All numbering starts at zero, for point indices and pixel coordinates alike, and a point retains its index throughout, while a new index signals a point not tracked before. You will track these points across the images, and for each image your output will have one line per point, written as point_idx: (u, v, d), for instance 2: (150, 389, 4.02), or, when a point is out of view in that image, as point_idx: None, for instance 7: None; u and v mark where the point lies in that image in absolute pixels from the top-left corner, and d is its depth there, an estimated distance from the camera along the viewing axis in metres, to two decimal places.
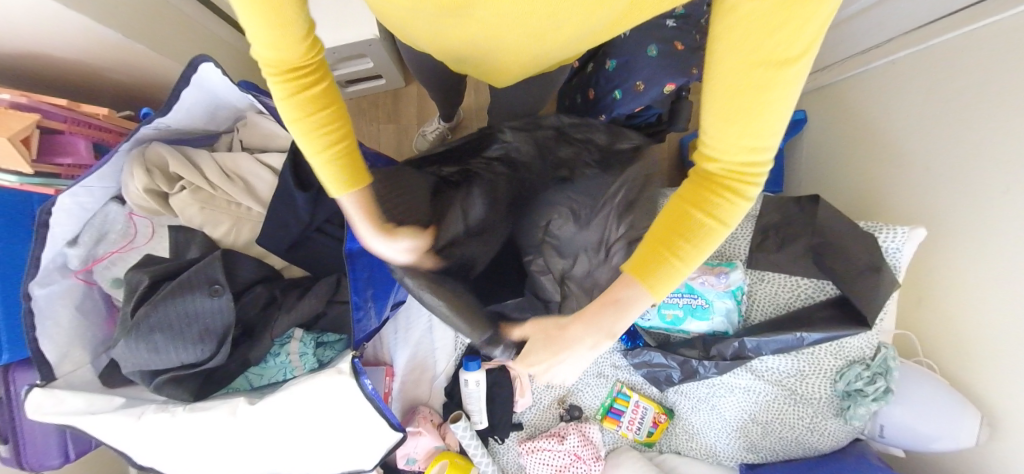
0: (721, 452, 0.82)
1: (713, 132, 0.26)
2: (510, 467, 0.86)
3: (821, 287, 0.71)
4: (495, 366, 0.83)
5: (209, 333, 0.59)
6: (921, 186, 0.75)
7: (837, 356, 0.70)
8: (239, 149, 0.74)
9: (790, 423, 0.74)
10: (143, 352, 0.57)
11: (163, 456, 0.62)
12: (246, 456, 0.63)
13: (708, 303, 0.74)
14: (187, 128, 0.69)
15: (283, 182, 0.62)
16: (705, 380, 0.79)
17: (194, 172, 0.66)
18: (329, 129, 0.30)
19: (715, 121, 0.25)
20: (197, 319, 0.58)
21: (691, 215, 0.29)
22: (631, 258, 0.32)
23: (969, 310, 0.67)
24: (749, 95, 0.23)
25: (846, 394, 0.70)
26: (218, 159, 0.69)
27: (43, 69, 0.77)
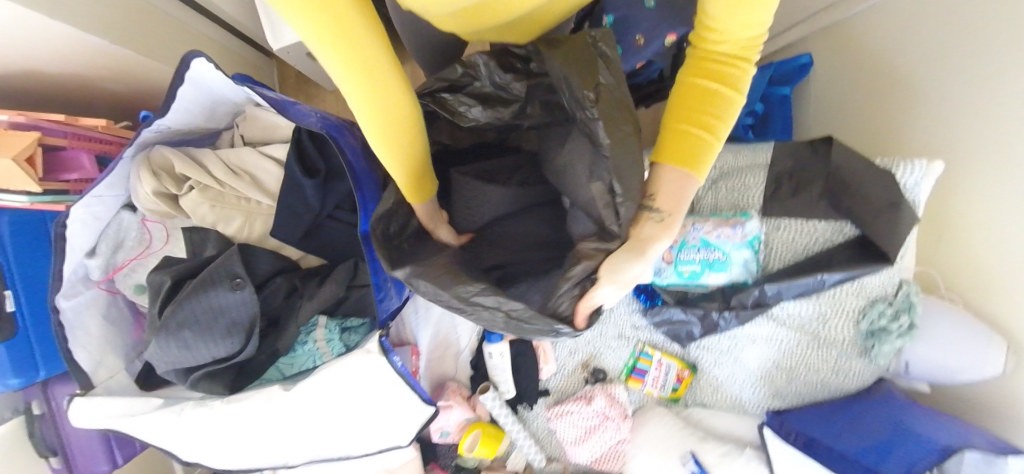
0: (747, 401, 0.83)
1: (723, 23, 0.32)
2: (541, 432, 0.89)
3: (839, 229, 0.70)
4: (516, 337, 0.84)
5: (237, 325, 0.60)
6: (936, 116, 0.73)
7: (858, 297, 0.70)
8: (241, 144, 0.73)
9: (814, 367, 0.75)
10: (176, 350, 0.58)
11: (209, 447, 0.65)
12: (287, 442, 0.65)
13: (725, 255, 0.73)
14: (186, 128, 0.68)
15: (290, 172, 0.62)
16: (727, 333, 0.80)
17: (200, 171, 0.65)
18: (406, 153, 0.39)
19: (725, 15, 0.32)
20: (224, 313, 0.59)
21: (704, 93, 0.37)
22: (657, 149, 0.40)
23: (991, 238, 0.66)
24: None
25: (869, 333, 0.70)
26: (221, 156, 0.69)
27: (36, 86, 0.77)
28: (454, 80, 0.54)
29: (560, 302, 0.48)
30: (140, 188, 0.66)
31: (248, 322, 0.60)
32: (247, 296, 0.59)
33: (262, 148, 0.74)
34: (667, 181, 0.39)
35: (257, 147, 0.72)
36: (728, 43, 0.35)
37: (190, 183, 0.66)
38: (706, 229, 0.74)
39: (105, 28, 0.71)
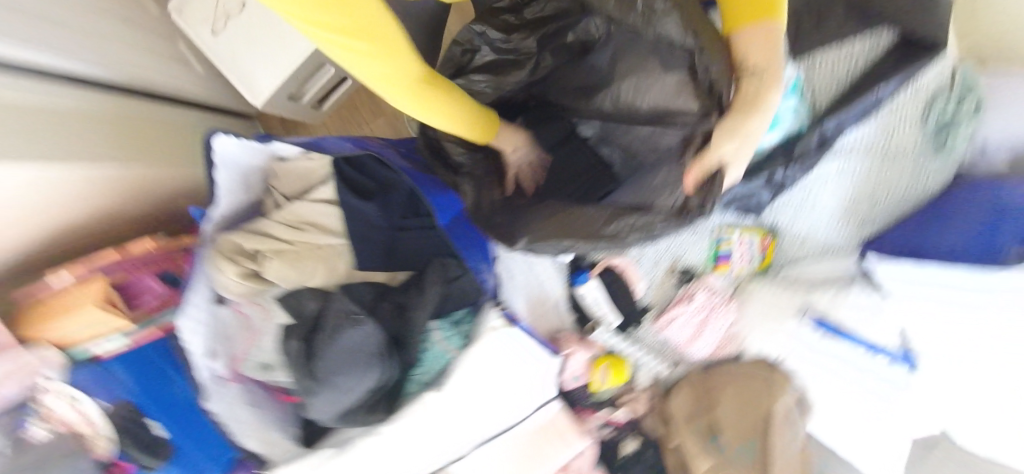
0: (836, 241, 0.85)
1: None
2: (656, 344, 0.94)
3: (877, 40, 0.68)
4: (604, 270, 0.87)
5: (376, 355, 0.61)
6: None
7: (916, 99, 0.69)
8: (286, 201, 0.74)
9: (894, 183, 0.75)
10: (335, 396, 0.61)
11: (394, 460, 0.75)
12: (453, 429, 0.75)
13: (773, 112, 0.72)
14: (235, 208, 0.70)
15: (351, 207, 0.66)
16: (797, 185, 0.80)
17: (270, 240, 0.68)
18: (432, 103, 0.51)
19: None
20: (360, 349, 0.60)
21: None
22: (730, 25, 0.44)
23: None
24: None
25: (939, 127, 0.69)
26: (278, 218, 0.70)
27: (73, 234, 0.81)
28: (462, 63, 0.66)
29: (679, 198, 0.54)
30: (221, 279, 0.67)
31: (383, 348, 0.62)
32: (371, 325, 0.61)
33: (304, 198, 0.75)
34: (753, 42, 0.42)
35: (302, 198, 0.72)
36: None
37: (264, 254, 0.68)
38: None
39: (110, 158, 0.73)
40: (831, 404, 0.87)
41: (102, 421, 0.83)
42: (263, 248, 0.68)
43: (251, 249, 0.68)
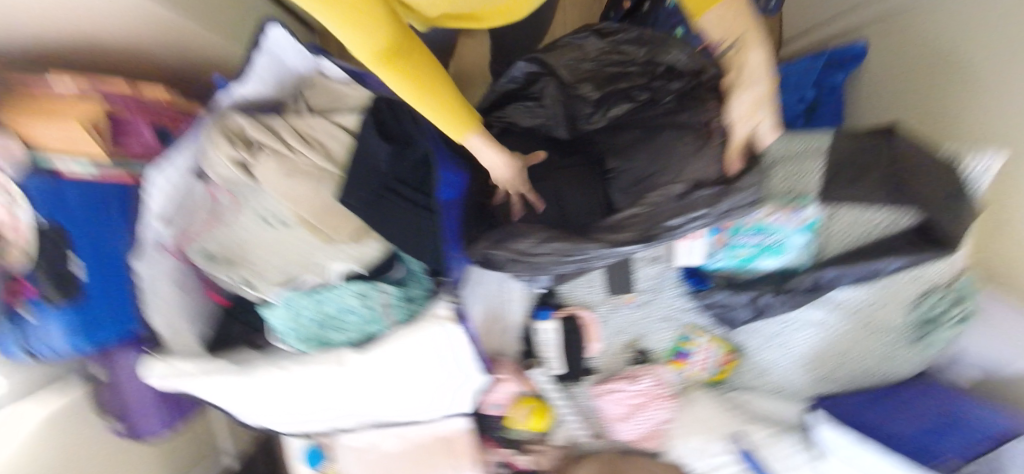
0: (790, 386, 0.84)
1: None
2: (585, 409, 0.92)
3: (898, 218, 0.68)
4: (566, 315, 0.87)
5: (577, 194, 0.68)
6: (997, 109, 0.70)
7: (915, 285, 0.70)
8: (307, 111, 0.71)
9: (864, 353, 0.76)
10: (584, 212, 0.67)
11: (270, 410, 0.70)
12: (336, 397, 0.67)
13: (782, 240, 0.74)
14: (264, 97, 0.71)
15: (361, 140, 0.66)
16: (778, 317, 0.82)
17: (270, 135, 0.66)
18: None
19: None
20: (569, 185, 0.69)
21: None
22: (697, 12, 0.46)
23: None
24: None
25: (925, 321, 0.71)
26: (292, 123, 0.69)
27: (63, 31, 0.80)
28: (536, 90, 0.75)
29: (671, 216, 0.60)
30: (213, 157, 0.67)
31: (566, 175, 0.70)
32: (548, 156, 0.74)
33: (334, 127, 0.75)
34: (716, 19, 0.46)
35: (324, 115, 0.71)
36: None
37: (259, 147, 0.66)
38: (762, 214, 0.74)
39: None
40: None
41: (31, 230, 0.78)
42: (260, 140, 0.66)
43: (250, 137, 0.67)
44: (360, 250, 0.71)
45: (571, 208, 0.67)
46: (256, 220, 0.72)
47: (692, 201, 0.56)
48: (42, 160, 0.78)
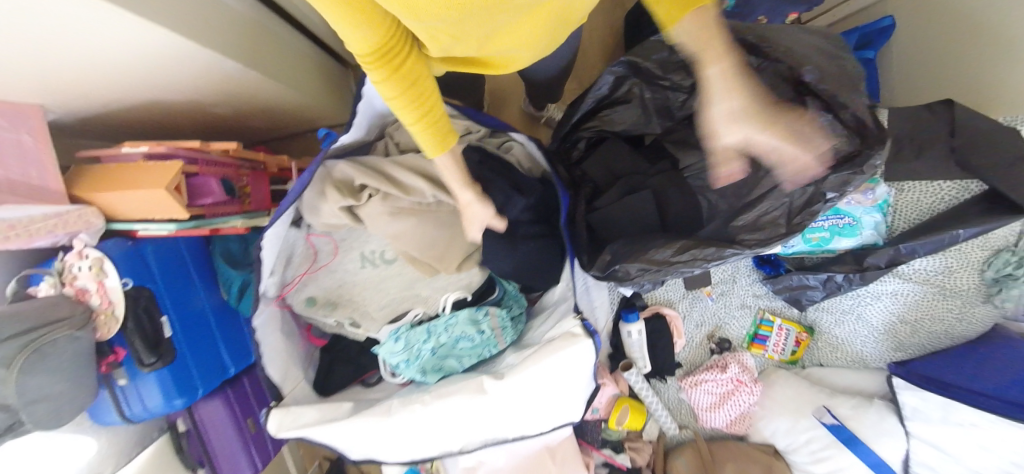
0: (868, 355, 0.90)
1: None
2: (672, 402, 0.99)
3: (966, 186, 0.74)
4: (651, 315, 0.93)
5: (683, 202, 0.76)
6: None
7: (983, 248, 0.73)
8: (397, 151, 0.79)
9: (939, 317, 0.80)
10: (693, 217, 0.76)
11: (387, 448, 0.69)
12: (463, 426, 0.68)
13: (855, 220, 0.80)
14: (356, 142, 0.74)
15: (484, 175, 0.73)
16: (850, 293, 0.86)
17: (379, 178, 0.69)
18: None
19: None
20: (673, 194, 0.76)
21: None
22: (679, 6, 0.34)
23: None
24: None
25: (995, 280, 0.73)
26: (390, 165, 0.72)
27: (121, 96, 0.80)
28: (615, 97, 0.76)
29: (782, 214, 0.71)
30: (321, 204, 0.69)
31: (667, 183, 0.77)
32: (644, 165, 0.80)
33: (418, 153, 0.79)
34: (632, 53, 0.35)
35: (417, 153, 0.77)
36: None
37: (368, 191, 0.69)
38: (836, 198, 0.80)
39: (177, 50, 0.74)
40: None
41: (122, 299, 0.78)
42: (370, 186, 0.69)
43: (357, 184, 0.70)
44: (466, 274, 0.76)
45: (679, 215, 0.76)
46: (360, 260, 0.77)
47: (809, 196, 0.67)
48: (125, 226, 0.82)
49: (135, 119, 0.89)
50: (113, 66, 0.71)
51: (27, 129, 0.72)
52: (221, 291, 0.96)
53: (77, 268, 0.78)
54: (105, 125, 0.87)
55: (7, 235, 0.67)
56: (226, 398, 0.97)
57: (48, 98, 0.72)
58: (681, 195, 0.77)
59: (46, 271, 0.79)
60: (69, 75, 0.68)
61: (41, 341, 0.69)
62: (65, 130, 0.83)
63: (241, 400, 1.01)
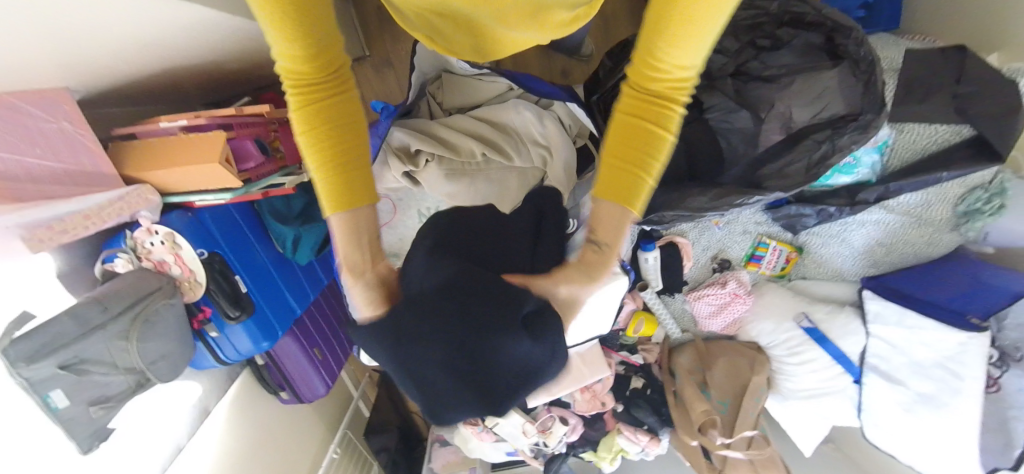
0: (845, 271, 1.06)
1: (625, 124, 0.38)
2: (678, 311, 1.18)
3: (957, 130, 0.82)
4: (666, 243, 1.05)
5: (709, 154, 0.83)
6: None
7: (961, 185, 0.85)
8: (442, 110, 0.85)
9: (912, 241, 0.96)
10: (721, 168, 0.84)
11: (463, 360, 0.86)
12: None
13: (856, 160, 0.87)
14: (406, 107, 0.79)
15: (527, 135, 0.79)
16: (840, 220, 0.98)
17: (434, 144, 0.75)
18: (627, 133, 0.38)
19: (625, 129, 0.38)
20: (700, 142, 0.83)
21: (632, 154, 0.39)
22: (610, 176, 0.40)
23: None
24: (638, 117, 0.38)
25: (965, 213, 0.87)
26: (443, 129, 0.78)
27: (142, 62, 0.77)
28: None
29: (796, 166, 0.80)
30: (386, 171, 0.77)
31: (700, 135, 0.83)
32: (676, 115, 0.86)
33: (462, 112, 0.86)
34: (608, 216, 0.41)
35: (463, 113, 0.83)
36: (666, 76, 0.35)
37: (424, 156, 0.75)
38: None
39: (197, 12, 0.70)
40: (792, 389, 1.11)
41: (199, 267, 0.86)
42: (426, 151, 0.75)
43: (413, 149, 0.75)
44: None
45: (705, 163, 0.84)
46: (417, 217, 0.84)
47: (825, 152, 0.74)
48: (180, 198, 0.86)
49: (152, 81, 0.86)
50: (138, 38, 0.68)
51: (64, 116, 0.72)
52: (275, 244, 1.02)
53: (148, 243, 0.83)
54: (125, 91, 0.84)
55: (86, 224, 0.73)
56: (295, 335, 1.10)
57: (75, 74, 0.70)
58: (709, 148, 0.83)
59: (117, 248, 0.82)
60: (95, 51, 0.65)
61: (145, 312, 0.77)
62: (85, 101, 0.80)
63: (309, 334, 1.15)
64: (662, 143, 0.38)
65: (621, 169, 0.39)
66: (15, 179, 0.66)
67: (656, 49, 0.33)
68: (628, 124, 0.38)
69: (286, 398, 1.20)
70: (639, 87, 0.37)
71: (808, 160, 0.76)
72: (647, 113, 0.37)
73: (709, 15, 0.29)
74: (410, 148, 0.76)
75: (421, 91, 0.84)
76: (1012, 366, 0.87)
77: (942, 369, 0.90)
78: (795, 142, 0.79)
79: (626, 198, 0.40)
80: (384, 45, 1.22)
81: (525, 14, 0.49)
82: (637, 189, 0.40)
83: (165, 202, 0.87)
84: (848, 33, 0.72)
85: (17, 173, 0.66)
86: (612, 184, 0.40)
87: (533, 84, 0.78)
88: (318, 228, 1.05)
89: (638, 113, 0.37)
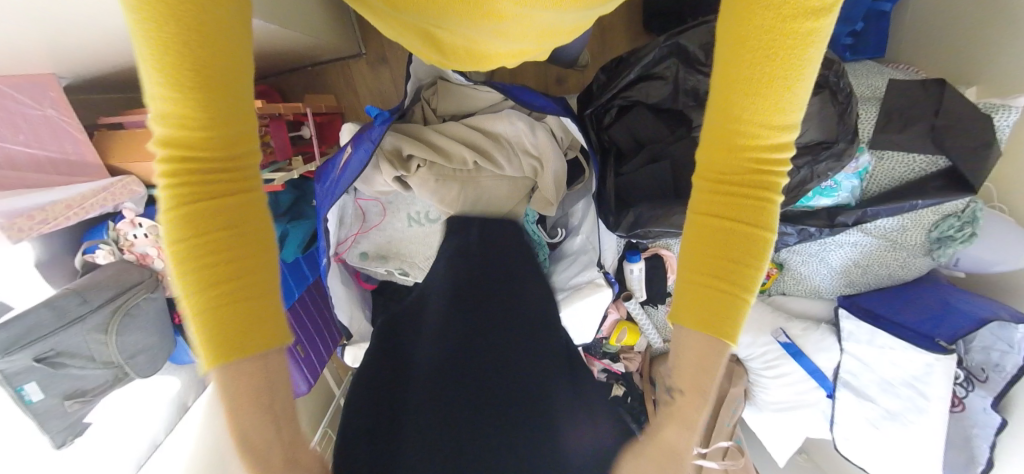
0: (822, 288, 1.10)
1: (710, 227, 0.36)
2: (661, 321, 1.20)
3: (934, 161, 0.85)
4: (651, 255, 1.07)
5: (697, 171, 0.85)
6: None
7: (935, 213, 0.89)
8: (436, 116, 0.85)
9: (886, 263, 0.99)
10: None
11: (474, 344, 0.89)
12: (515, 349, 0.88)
13: (836, 184, 0.90)
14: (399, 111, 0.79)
15: (519, 144, 0.80)
16: (819, 241, 1.01)
17: (426, 150, 0.75)
18: (715, 232, 0.35)
19: (711, 233, 0.36)
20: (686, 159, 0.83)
21: (727, 265, 0.35)
22: (698, 294, 0.37)
23: None
24: (728, 211, 0.35)
25: (937, 239, 0.90)
26: (435, 135, 0.79)
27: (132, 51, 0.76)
28: (651, 71, 0.84)
29: (782, 188, 0.81)
30: (377, 174, 0.77)
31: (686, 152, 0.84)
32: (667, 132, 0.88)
33: (455, 120, 0.86)
34: (693, 340, 0.39)
35: (456, 119, 0.84)
36: (757, 158, 0.33)
37: (416, 162, 0.75)
38: None
39: None
40: (767, 401, 1.14)
41: None
42: (418, 156, 0.75)
43: (406, 153, 0.76)
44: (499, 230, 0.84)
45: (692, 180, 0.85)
46: (406, 220, 0.84)
47: (805, 177, 0.80)
48: None
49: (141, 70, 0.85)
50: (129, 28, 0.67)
51: (50, 103, 0.70)
52: None
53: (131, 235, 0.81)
54: (113, 79, 0.83)
55: (68, 214, 0.70)
56: None
57: (62, 62, 0.69)
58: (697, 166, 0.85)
59: (99, 239, 0.81)
60: (84, 40, 0.64)
61: (126, 306, 0.76)
62: (71, 87, 0.79)
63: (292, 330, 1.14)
64: (762, 237, 0.35)
65: (714, 287, 0.36)
66: None
67: (741, 119, 0.32)
68: (717, 236, 0.35)
69: None
70: (721, 173, 0.35)
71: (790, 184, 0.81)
72: (738, 206, 0.34)
73: (805, 53, 0.28)
74: (402, 153, 0.76)
75: (416, 95, 0.84)
76: (977, 387, 0.90)
77: (910, 389, 0.93)
78: (779, 165, 0.80)
79: (726, 324, 0.37)
80: (380, 43, 1.22)
81: (539, 35, 0.53)
82: (741, 302, 0.36)
83: (149, 193, 0.86)
84: (829, 64, 0.75)
85: None
86: (706, 311, 0.37)
87: (527, 95, 0.79)
88: (307, 225, 1.05)
89: (724, 204, 0.35)
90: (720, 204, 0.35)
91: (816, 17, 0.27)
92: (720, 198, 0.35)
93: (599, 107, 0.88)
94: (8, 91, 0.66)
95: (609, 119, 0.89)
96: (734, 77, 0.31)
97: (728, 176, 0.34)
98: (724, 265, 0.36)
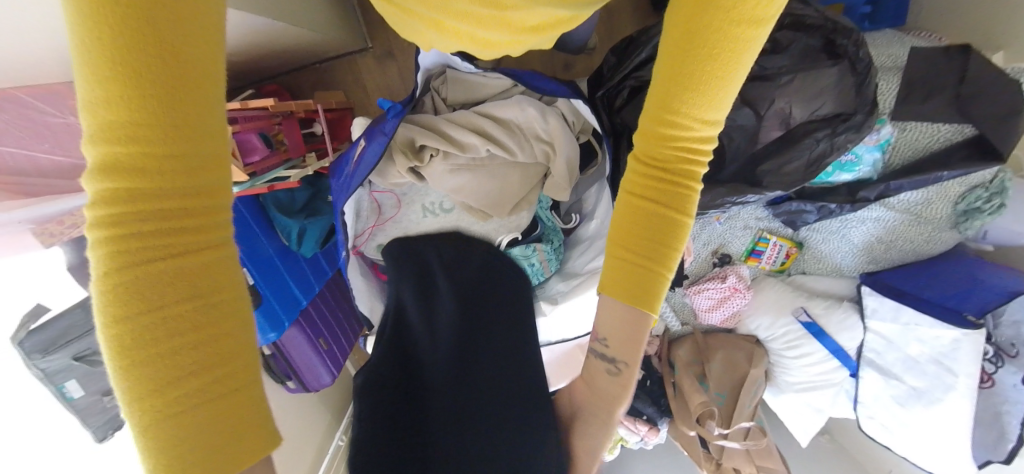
0: (844, 266, 1.08)
1: (638, 206, 0.43)
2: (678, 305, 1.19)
3: (959, 130, 0.82)
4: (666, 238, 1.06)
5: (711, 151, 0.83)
6: None
7: (961, 185, 0.86)
8: (445, 106, 0.85)
9: (910, 239, 0.97)
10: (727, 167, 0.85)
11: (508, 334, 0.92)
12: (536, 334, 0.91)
13: (857, 157, 0.87)
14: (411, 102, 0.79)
15: (531, 130, 0.80)
16: (840, 217, 0.99)
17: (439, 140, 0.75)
18: (643, 209, 0.43)
19: (637, 212, 0.43)
20: None
21: (647, 241, 0.43)
22: (624, 268, 0.45)
23: None
24: (654, 193, 0.42)
25: (964, 212, 0.88)
26: (447, 125, 0.79)
27: None
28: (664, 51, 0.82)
29: (797, 165, 0.81)
30: (391, 166, 0.78)
31: None
32: None
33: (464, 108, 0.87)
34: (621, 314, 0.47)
35: (469, 109, 0.83)
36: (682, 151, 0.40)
37: (430, 152, 0.76)
38: None
39: None
40: (789, 382, 1.13)
41: None
42: (431, 147, 0.76)
43: (419, 144, 0.77)
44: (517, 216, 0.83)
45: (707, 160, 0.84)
46: (421, 212, 0.84)
47: (823, 150, 0.79)
48: None
49: None
50: None
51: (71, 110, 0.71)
52: (280, 237, 1.03)
53: None
54: None
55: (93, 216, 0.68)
56: (301, 327, 1.12)
57: None
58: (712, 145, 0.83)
59: None
60: None
61: None
62: None
63: (314, 324, 1.16)
64: (680, 222, 0.42)
65: (637, 263, 0.44)
66: (23, 174, 0.68)
67: (678, 116, 0.38)
68: (641, 217, 0.43)
69: (292, 387, 1.22)
70: (654, 160, 0.41)
71: (808, 160, 0.80)
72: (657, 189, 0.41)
73: (739, 56, 0.34)
74: (416, 144, 0.77)
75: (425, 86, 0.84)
76: (1008, 362, 0.87)
77: (935, 365, 0.92)
78: (796, 141, 0.80)
79: (649, 299, 0.45)
80: (385, 36, 1.22)
81: (535, 27, 0.53)
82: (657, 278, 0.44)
83: None
84: (849, 34, 0.72)
85: (25, 169, 0.69)
86: (628, 288, 0.44)
87: (537, 80, 0.77)
88: (323, 220, 1.06)
89: (651, 183, 0.42)
90: (649, 181, 0.42)
91: (752, 28, 0.33)
92: (651, 180, 0.42)
93: (611, 90, 0.86)
94: (30, 101, 0.67)
95: (619, 101, 0.87)
96: (676, 80, 0.36)
97: (659, 161, 0.41)
98: (643, 245, 0.43)
